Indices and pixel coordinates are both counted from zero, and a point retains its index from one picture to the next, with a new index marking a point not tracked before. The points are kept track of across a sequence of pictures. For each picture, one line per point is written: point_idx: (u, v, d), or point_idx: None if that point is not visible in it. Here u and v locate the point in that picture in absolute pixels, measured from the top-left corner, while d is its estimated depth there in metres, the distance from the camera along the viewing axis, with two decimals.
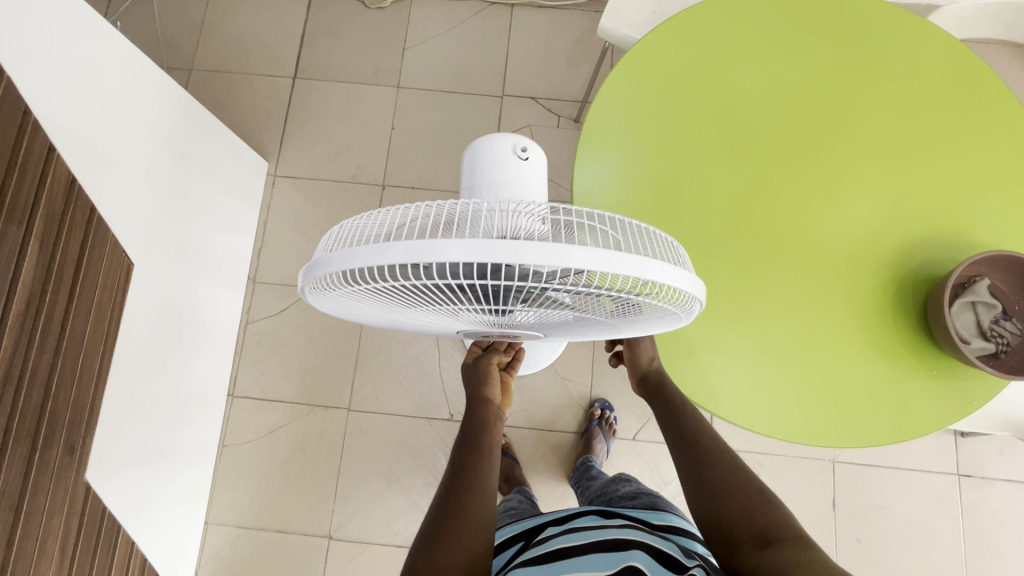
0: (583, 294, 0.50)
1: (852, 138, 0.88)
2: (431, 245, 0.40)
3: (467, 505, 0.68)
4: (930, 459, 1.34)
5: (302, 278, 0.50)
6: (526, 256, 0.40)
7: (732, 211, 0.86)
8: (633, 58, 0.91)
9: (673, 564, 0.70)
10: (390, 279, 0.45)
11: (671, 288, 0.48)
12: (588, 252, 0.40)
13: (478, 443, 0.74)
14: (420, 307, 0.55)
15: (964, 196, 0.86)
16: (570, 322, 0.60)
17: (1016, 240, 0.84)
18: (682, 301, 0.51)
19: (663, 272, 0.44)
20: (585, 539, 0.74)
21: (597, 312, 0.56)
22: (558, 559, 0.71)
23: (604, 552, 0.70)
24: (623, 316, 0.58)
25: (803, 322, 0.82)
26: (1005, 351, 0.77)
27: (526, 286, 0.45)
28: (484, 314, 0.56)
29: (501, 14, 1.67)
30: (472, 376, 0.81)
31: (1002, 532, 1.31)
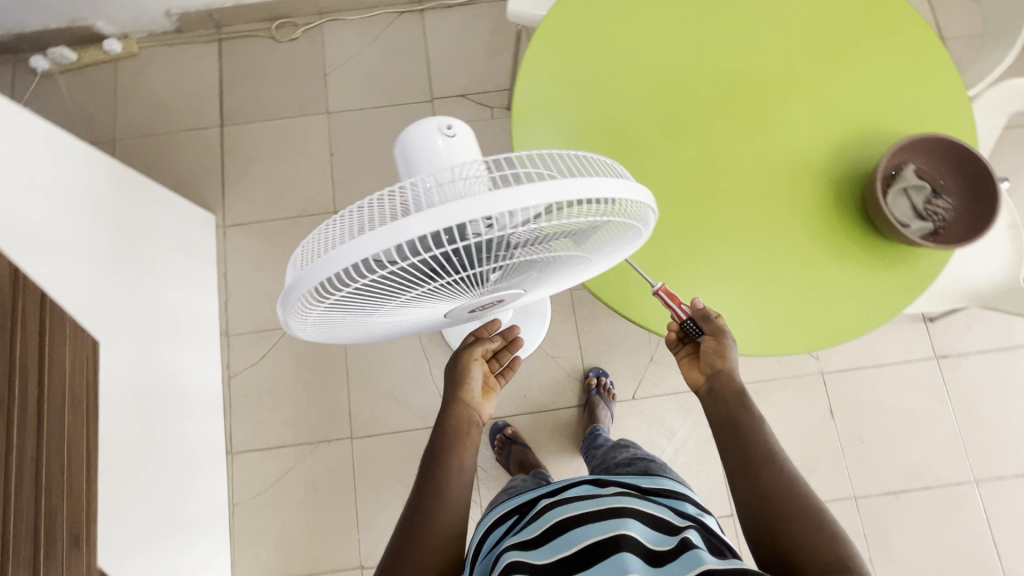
0: (545, 239, 0.52)
1: (761, 59, 0.92)
2: (392, 227, 0.41)
3: (441, 509, 0.71)
4: (909, 350, 1.41)
5: (279, 311, 0.50)
6: (483, 209, 0.41)
7: (673, 154, 0.89)
8: (542, 36, 0.93)
9: (664, 526, 0.75)
10: (363, 280, 0.46)
11: (622, 202, 0.50)
12: (536, 188, 0.42)
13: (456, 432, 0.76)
14: (402, 304, 0.55)
15: (873, 88, 0.91)
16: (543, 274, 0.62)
17: (929, 117, 0.90)
18: (636, 213, 0.54)
19: (612, 188, 0.46)
20: (578, 509, 0.77)
21: (563, 253, 0.57)
22: (557, 535, 0.75)
23: (600, 519, 0.74)
24: (588, 250, 0.60)
25: (764, 238, 0.86)
26: (944, 225, 0.82)
27: (491, 242, 0.46)
28: (461, 293, 0.57)
29: (413, 20, 1.68)
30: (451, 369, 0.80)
31: (986, 400, 1.38)
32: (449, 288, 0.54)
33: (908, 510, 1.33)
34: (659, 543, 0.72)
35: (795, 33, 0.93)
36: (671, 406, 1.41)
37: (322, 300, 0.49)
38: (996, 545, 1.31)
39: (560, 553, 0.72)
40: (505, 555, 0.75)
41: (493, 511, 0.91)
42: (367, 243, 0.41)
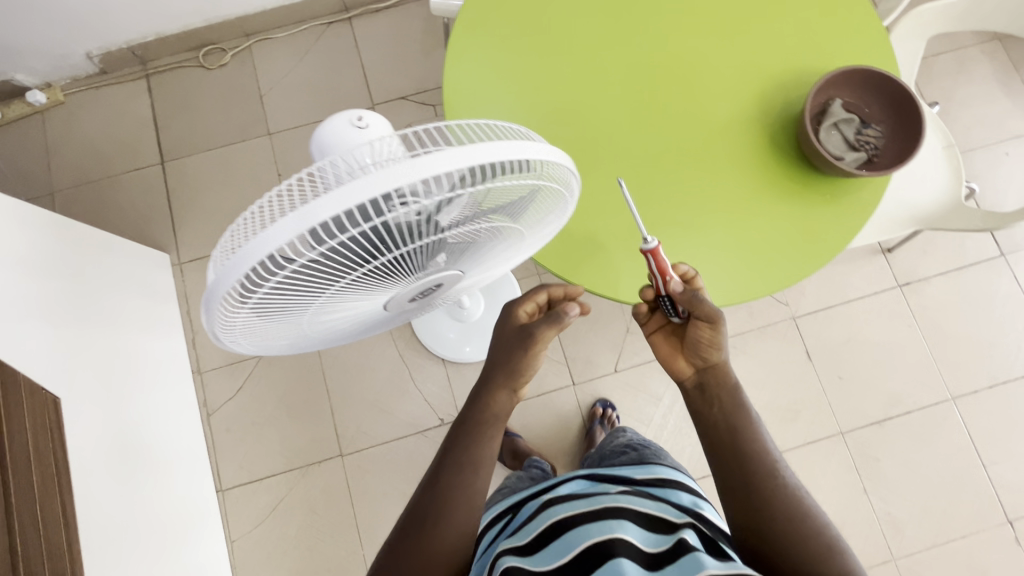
0: (471, 216, 0.51)
1: (679, 18, 0.93)
2: (301, 213, 0.40)
3: (456, 504, 0.70)
4: (872, 283, 1.45)
5: (204, 319, 0.48)
6: (390, 182, 0.40)
7: (606, 123, 0.89)
8: (461, 27, 0.93)
9: (661, 523, 0.72)
10: (281, 274, 0.44)
11: (540, 166, 0.50)
12: (443, 155, 0.41)
13: (471, 421, 0.75)
14: (336, 300, 0.54)
15: (791, 32, 0.92)
16: (481, 254, 0.61)
17: (848, 52, 0.91)
18: (559, 179, 0.54)
19: (524, 149, 0.46)
20: (571, 511, 0.74)
21: (496, 231, 0.57)
22: (550, 542, 0.72)
23: (593, 520, 0.70)
24: (521, 224, 0.60)
25: (706, 193, 0.87)
26: (877, 154, 0.84)
27: (412, 220, 0.46)
28: (397, 281, 0.55)
29: (342, 29, 1.65)
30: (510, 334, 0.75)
31: (952, 319, 1.43)
32: (380, 277, 0.53)
33: (893, 437, 1.37)
34: (656, 544, 0.69)
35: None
36: (653, 373, 1.42)
37: (245, 303, 0.47)
38: (979, 458, 1.36)
39: (555, 561, 0.69)
40: (499, 562, 0.72)
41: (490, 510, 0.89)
42: (276, 231, 0.40)
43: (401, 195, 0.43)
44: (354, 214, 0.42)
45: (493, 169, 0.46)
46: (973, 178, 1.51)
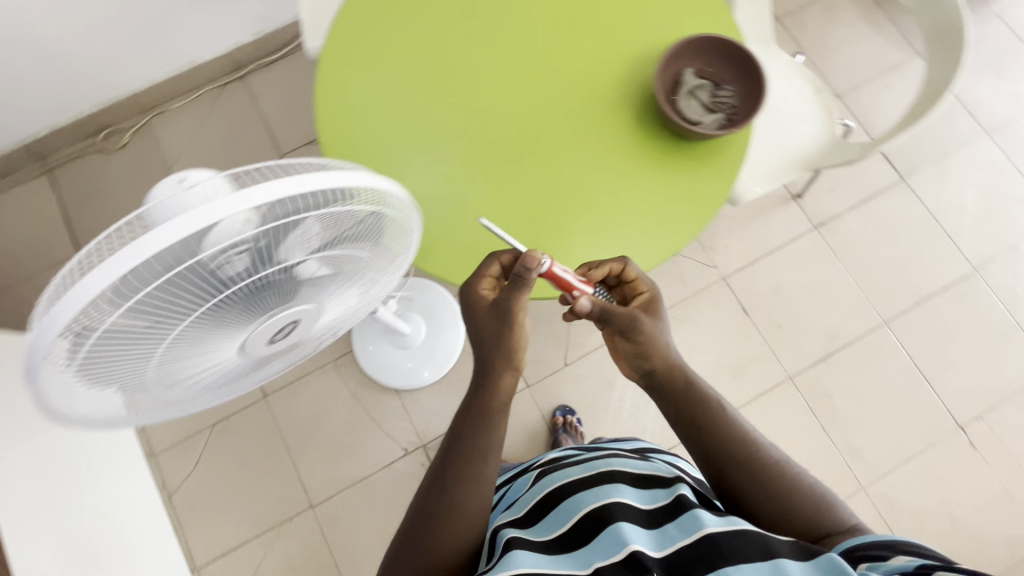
0: (310, 250, 0.52)
1: (530, 17, 0.95)
2: (103, 267, 0.40)
3: (465, 493, 0.69)
4: (789, 229, 1.51)
5: (35, 394, 0.47)
6: (193, 225, 0.41)
7: (479, 132, 0.91)
8: (323, 67, 0.94)
9: (657, 485, 0.75)
10: (102, 334, 0.44)
11: (368, 194, 0.52)
12: (247, 192, 0.42)
13: (477, 412, 0.72)
14: (187, 354, 0.53)
15: (636, 12, 0.96)
16: (341, 284, 0.62)
17: (692, 21, 0.96)
18: (395, 205, 0.56)
19: (340, 179, 0.47)
20: (571, 479, 0.78)
21: (347, 260, 0.58)
22: (550, 510, 0.74)
23: (590, 488, 0.73)
24: (375, 251, 0.61)
25: (586, 179, 0.89)
26: (733, 112, 0.89)
27: (236, 260, 0.46)
28: (258, 318, 0.56)
29: (238, 88, 1.67)
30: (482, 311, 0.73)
31: (868, 248, 1.50)
32: (227, 322, 0.52)
33: (839, 371, 1.42)
34: (653, 504, 0.71)
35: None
36: (603, 358, 1.45)
37: (75, 369, 0.46)
38: (921, 373, 1.42)
39: (555, 525, 0.71)
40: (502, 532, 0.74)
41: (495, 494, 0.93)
42: (82, 288, 0.40)
43: (213, 236, 0.43)
44: (166, 261, 0.42)
45: (317, 201, 0.48)
46: (861, 114, 1.60)
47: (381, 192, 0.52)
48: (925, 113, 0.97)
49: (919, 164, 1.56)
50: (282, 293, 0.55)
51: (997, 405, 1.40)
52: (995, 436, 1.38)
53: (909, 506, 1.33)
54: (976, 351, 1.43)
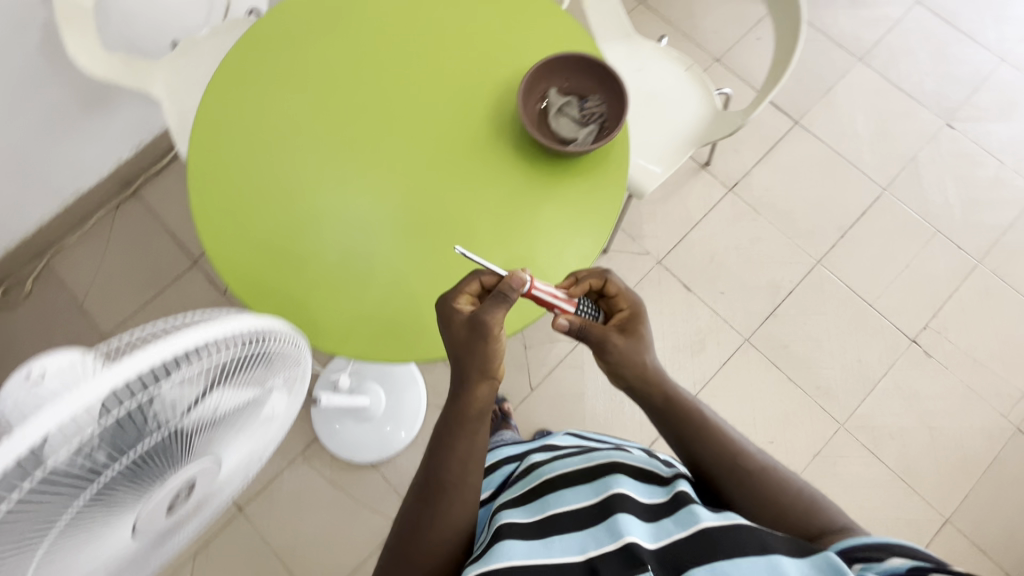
0: (188, 407, 0.49)
1: (389, 76, 0.95)
2: None
3: (449, 498, 0.68)
4: (706, 199, 1.55)
5: None
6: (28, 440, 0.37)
7: (367, 201, 0.89)
8: (193, 177, 0.91)
9: (655, 481, 0.75)
10: None
11: (238, 336, 0.49)
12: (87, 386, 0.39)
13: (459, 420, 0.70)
14: (73, 547, 0.48)
15: (490, 45, 0.97)
16: (238, 420, 0.59)
17: (545, 42, 0.97)
18: (273, 334, 0.54)
19: (199, 336, 0.45)
20: (569, 470, 0.78)
21: (236, 398, 0.55)
22: (547, 496, 0.75)
23: (591, 483, 0.74)
24: (265, 378, 0.58)
25: (482, 219, 0.89)
26: (605, 119, 0.90)
27: (95, 448, 0.43)
28: (154, 487, 0.53)
29: (133, 205, 1.61)
30: (458, 324, 0.71)
31: (783, 196, 1.55)
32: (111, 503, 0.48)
33: (790, 319, 1.45)
34: (650, 497, 0.71)
35: (392, 34, 0.97)
36: (567, 372, 1.45)
37: None
38: (864, 301, 1.46)
39: (550, 510, 0.72)
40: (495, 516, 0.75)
41: (490, 477, 0.94)
42: None
43: (59, 438, 0.40)
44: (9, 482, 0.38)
45: (182, 358, 0.45)
46: (743, 71, 1.65)
47: (253, 331, 0.51)
48: (784, 69, 1.04)
49: (807, 105, 1.62)
50: (170, 454, 0.51)
51: (940, 311, 1.45)
52: (946, 341, 1.43)
53: (886, 430, 1.37)
54: (907, 266, 1.49)
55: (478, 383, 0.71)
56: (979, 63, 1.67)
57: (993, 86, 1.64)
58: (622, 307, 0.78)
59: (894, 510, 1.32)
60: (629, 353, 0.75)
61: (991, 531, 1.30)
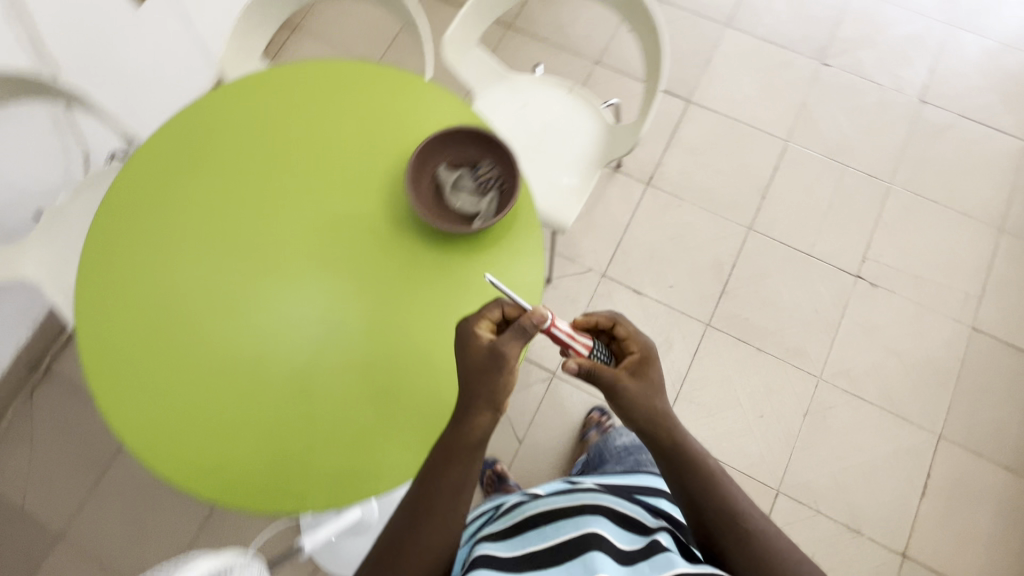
0: None
1: (274, 199, 0.91)
2: None
3: (430, 528, 0.66)
4: (629, 200, 1.56)
5: None
6: None
7: (286, 335, 0.84)
8: (91, 364, 0.84)
9: (636, 529, 0.79)
10: None
11: None
12: None
13: (455, 449, 0.68)
14: None
15: (367, 141, 0.94)
16: None
17: (423, 120, 0.95)
18: None
19: None
20: (556, 508, 0.82)
21: None
22: (530, 531, 0.79)
23: (573, 520, 0.78)
24: None
25: (408, 318, 0.84)
26: (503, 180, 0.87)
27: None
28: None
29: (51, 384, 1.48)
30: (469, 346, 0.72)
31: (699, 176, 1.57)
32: None
33: (742, 291, 1.47)
34: (627, 542, 0.76)
35: (267, 158, 0.94)
36: (549, 411, 1.42)
37: None
38: (802, 252, 1.50)
39: (535, 545, 0.76)
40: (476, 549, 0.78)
41: (483, 513, 0.97)
42: None
43: None
44: None
45: None
46: (624, 67, 1.67)
47: None
48: (659, 71, 0.99)
49: (692, 83, 1.66)
50: None
51: (872, 240, 1.51)
52: (887, 267, 1.48)
53: (860, 369, 1.41)
54: (830, 207, 1.54)
55: (478, 412, 0.69)
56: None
57: (851, 15, 1.72)
58: (631, 350, 0.77)
59: (891, 443, 1.35)
60: (641, 396, 0.73)
61: (982, 433, 1.35)
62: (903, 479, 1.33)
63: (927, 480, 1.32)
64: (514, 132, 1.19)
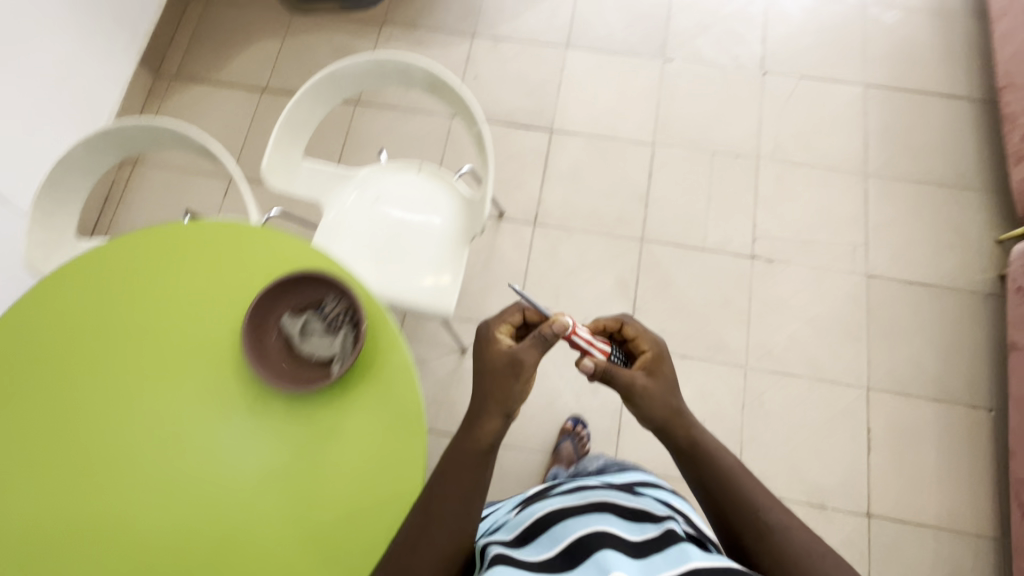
0: None
1: (120, 400, 0.84)
2: None
3: (443, 533, 0.71)
4: (520, 245, 1.55)
5: None
6: None
7: (168, 549, 0.77)
8: None
9: (648, 520, 0.74)
10: None
11: None
12: None
13: (468, 454, 0.74)
14: None
15: (205, 306, 0.87)
16: None
17: (258, 266, 0.89)
18: None
19: None
20: (567, 504, 0.77)
21: None
22: (543, 531, 0.75)
23: (582, 517, 0.73)
24: None
25: (294, 489, 0.79)
26: (352, 314, 0.81)
27: None
28: None
29: None
30: (492, 355, 0.77)
31: (581, 202, 1.58)
32: None
33: (652, 304, 1.48)
34: (640, 534, 0.71)
35: (102, 356, 0.86)
36: (501, 481, 1.38)
37: None
38: (697, 248, 1.52)
39: (548, 548, 0.70)
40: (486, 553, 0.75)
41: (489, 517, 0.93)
42: None
43: None
44: None
45: None
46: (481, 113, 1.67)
47: None
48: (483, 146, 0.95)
49: (550, 111, 1.67)
50: None
51: (757, 218, 1.54)
52: (776, 240, 1.52)
53: (781, 346, 1.44)
54: (710, 197, 1.56)
55: (489, 419, 0.74)
56: None
57: (679, 5, 1.76)
58: (643, 349, 0.83)
59: (828, 409, 1.38)
60: (657, 395, 0.78)
61: (903, 374, 1.40)
62: (848, 441, 1.36)
63: (869, 434, 1.36)
64: (361, 249, 1.13)
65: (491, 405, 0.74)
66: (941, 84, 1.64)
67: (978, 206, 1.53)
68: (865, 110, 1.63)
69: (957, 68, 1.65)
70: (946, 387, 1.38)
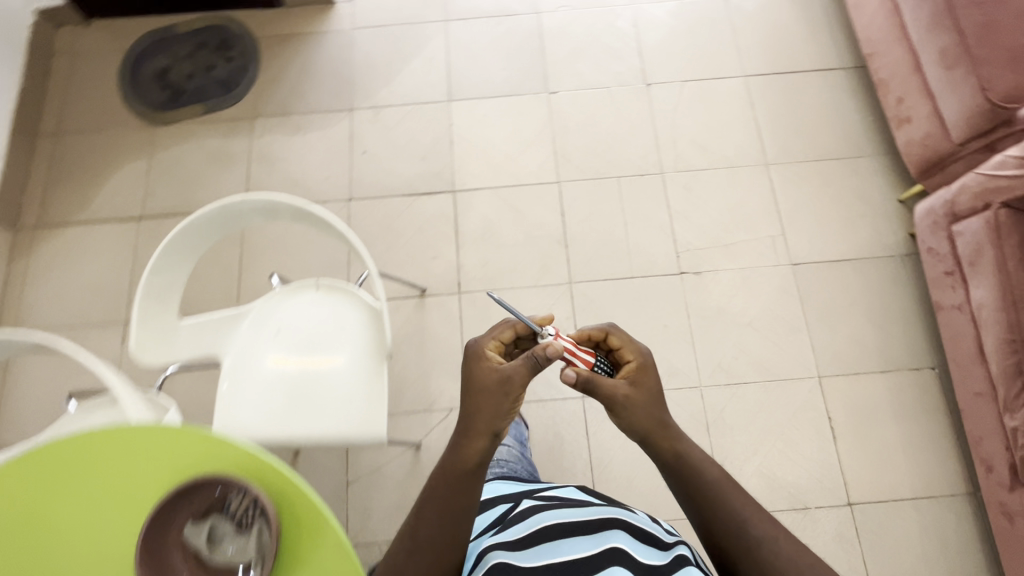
0: None
1: None
2: None
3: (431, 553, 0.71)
4: (450, 319, 1.48)
5: None
6: None
7: None
8: None
9: (654, 542, 0.78)
10: None
11: None
12: None
13: (455, 472, 0.74)
14: None
15: (74, 540, 0.70)
16: None
17: (130, 471, 0.72)
18: None
19: None
20: (575, 519, 0.79)
21: None
22: (548, 539, 0.76)
23: (592, 533, 0.76)
24: None
25: None
26: (261, 504, 0.68)
27: None
28: None
29: None
30: (482, 373, 0.77)
31: (500, 258, 1.53)
32: None
33: None
34: (646, 557, 0.74)
35: None
36: None
37: None
38: (626, 277, 1.50)
39: (557, 557, 0.73)
40: (486, 558, 0.76)
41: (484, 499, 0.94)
42: None
43: None
44: None
45: None
46: (378, 189, 1.60)
47: None
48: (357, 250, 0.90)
49: (448, 171, 1.61)
50: None
51: (676, 233, 1.54)
52: (699, 251, 1.52)
53: (729, 356, 1.43)
54: (626, 223, 1.55)
55: (476, 440, 0.74)
56: (526, 28, 1.75)
57: (550, 36, 1.74)
58: (628, 359, 0.82)
59: (787, 408, 1.38)
60: (640, 405, 0.77)
61: (847, 354, 1.42)
62: (813, 435, 1.37)
63: (832, 424, 1.37)
64: (264, 403, 1.04)
65: (481, 426, 0.74)
66: (814, 60, 1.68)
67: (875, 172, 1.57)
68: (751, 101, 1.65)
69: (823, 42, 1.70)
70: (888, 357, 1.42)
